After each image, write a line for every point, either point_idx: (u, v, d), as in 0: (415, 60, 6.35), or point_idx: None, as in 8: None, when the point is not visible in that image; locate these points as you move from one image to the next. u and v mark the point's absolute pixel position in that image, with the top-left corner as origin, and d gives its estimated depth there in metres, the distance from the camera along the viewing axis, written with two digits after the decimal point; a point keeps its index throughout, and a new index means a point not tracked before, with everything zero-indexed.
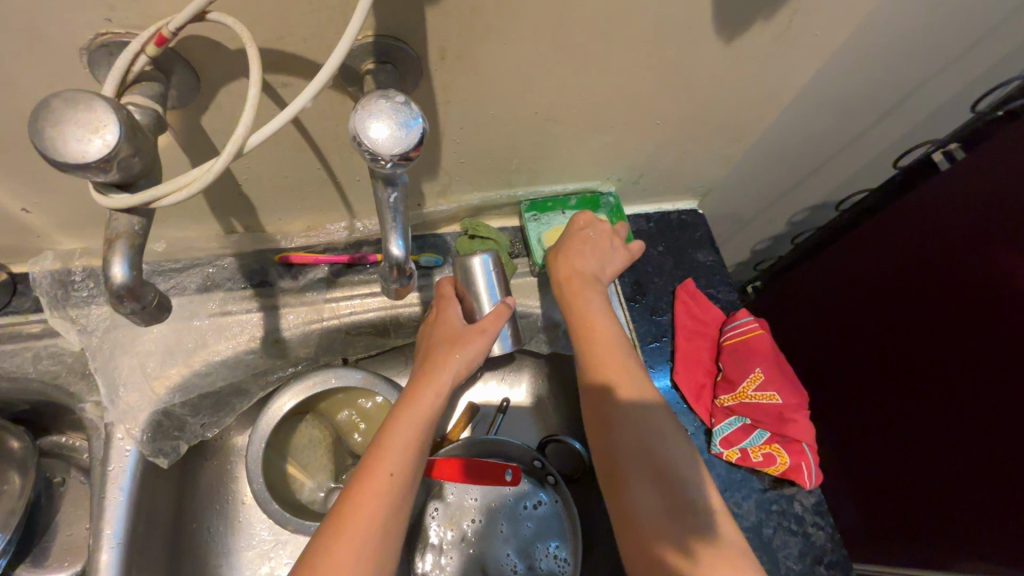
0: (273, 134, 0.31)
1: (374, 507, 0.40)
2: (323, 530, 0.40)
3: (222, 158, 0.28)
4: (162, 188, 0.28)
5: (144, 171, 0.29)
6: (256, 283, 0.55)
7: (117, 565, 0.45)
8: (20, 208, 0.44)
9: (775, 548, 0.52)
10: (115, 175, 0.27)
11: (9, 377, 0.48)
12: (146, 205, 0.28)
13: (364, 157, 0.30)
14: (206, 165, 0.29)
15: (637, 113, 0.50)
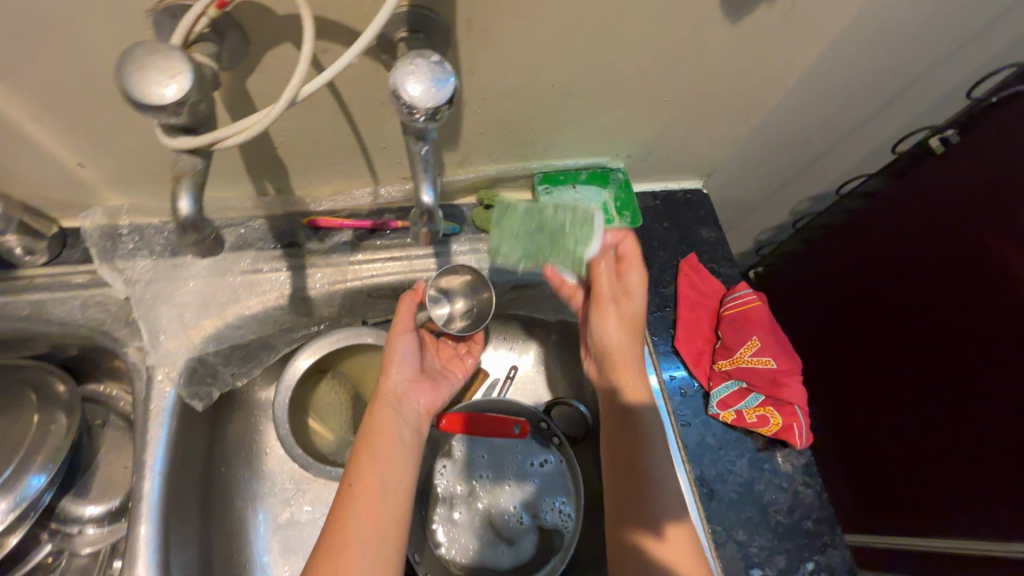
0: (320, 88, 0.35)
1: (360, 515, 0.48)
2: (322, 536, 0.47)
3: (279, 105, 0.32)
4: (225, 130, 0.31)
5: (206, 118, 0.32)
6: (286, 243, 0.58)
7: (158, 492, 0.49)
8: (77, 163, 0.47)
9: (766, 502, 0.56)
10: (184, 119, 0.31)
11: (60, 322, 0.53)
12: (209, 147, 0.32)
13: (401, 111, 0.33)
14: (264, 113, 0.33)
15: (647, 89, 0.54)
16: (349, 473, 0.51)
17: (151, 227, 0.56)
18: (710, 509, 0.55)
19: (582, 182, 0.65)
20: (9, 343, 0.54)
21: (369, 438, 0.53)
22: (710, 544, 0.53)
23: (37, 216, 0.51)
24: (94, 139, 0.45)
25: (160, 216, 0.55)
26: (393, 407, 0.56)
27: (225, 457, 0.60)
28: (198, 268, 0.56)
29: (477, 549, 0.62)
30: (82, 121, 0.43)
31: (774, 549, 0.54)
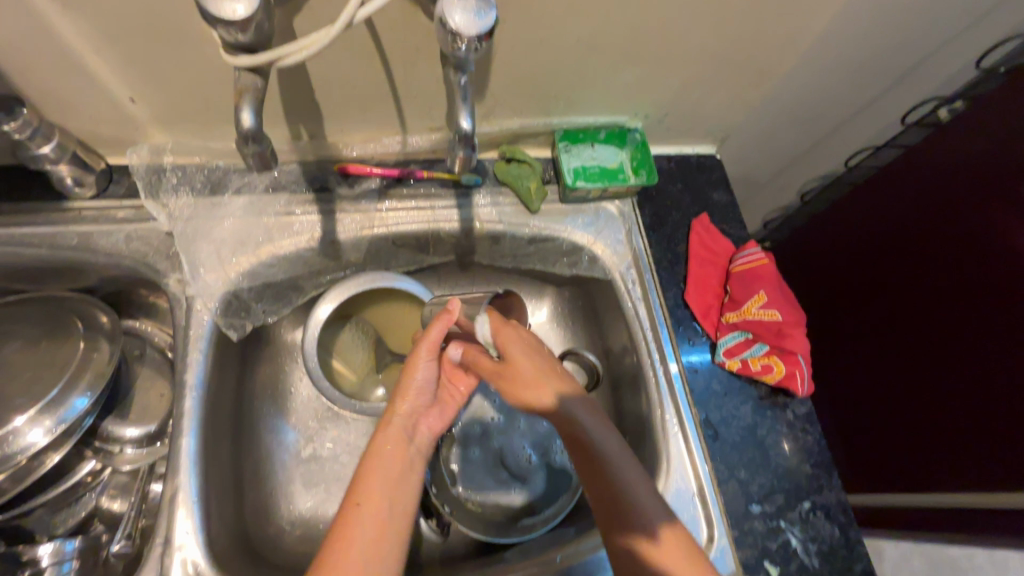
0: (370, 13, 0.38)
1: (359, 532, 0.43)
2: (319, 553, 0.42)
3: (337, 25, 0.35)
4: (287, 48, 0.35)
5: (265, 39, 0.35)
6: (317, 187, 0.61)
7: (198, 410, 0.53)
8: (128, 97, 0.51)
9: (768, 446, 0.59)
10: (248, 36, 0.34)
11: (106, 253, 0.56)
12: (272, 65, 0.36)
13: (445, 37, 0.36)
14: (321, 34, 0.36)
15: (668, 46, 0.56)
16: (354, 492, 0.46)
17: (193, 167, 0.59)
18: (713, 449, 0.58)
19: (601, 140, 0.67)
20: (57, 272, 0.58)
21: (375, 460, 0.49)
22: (711, 484, 0.56)
23: (87, 150, 0.55)
24: (146, 74, 0.48)
25: (202, 155, 0.59)
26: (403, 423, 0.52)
27: (255, 391, 0.63)
28: (235, 207, 0.59)
29: (491, 487, 0.65)
30: (137, 55, 0.46)
31: (774, 488, 0.57)
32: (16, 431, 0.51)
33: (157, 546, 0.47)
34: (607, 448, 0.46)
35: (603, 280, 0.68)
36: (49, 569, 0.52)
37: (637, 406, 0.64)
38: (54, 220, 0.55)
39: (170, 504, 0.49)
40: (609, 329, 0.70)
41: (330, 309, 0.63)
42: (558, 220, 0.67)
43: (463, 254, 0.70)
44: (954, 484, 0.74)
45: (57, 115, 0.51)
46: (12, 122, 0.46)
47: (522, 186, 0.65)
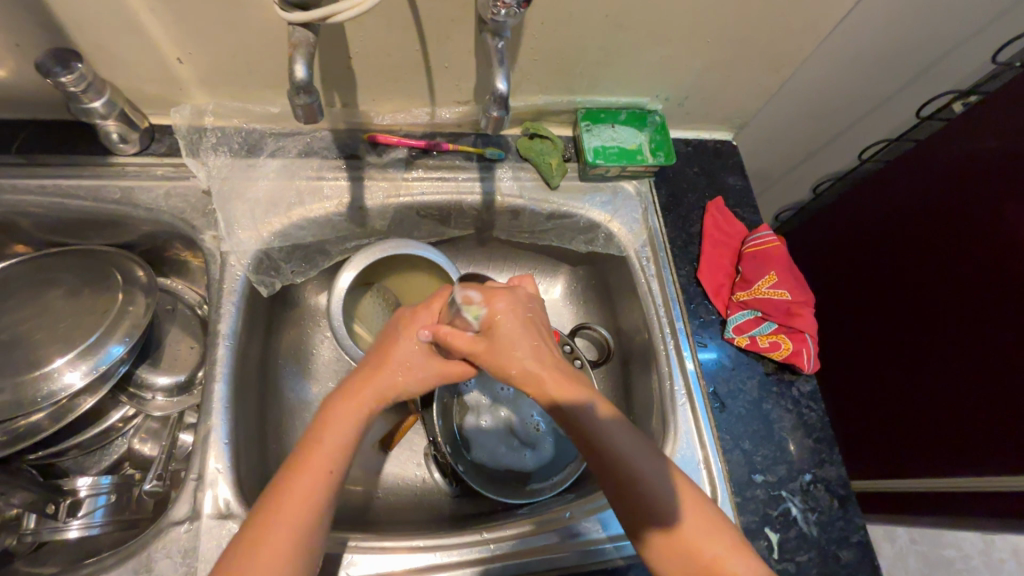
0: None
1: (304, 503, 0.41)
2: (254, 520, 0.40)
3: None
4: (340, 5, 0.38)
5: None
6: (348, 154, 0.64)
7: (231, 358, 0.56)
8: (177, 57, 0.53)
9: (773, 419, 0.61)
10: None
11: (146, 207, 0.59)
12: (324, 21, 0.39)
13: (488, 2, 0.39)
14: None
15: (692, 28, 0.58)
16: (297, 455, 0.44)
17: (231, 129, 0.62)
18: (720, 420, 0.60)
19: (621, 121, 0.69)
20: (98, 225, 0.60)
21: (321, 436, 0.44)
22: (717, 453, 0.59)
23: (133, 108, 0.57)
24: (195, 36, 0.51)
25: (240, 117, 0.62)
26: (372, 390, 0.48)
27: (281, 348, 0.66)
28: (270, 169, 0.62)
29: (503, 453, 0.66)
30: (188, 17, 0.49)
31: (777, 459, 0.59)
32: (55, 372, 0.52)
33: (190, 481, 0.50)
34: (615, 432, 0.46)
35: (618, 257, 0.70)
36: (86, 500, 0.55)
37: (646, 379, 0.66)
38: (100, 174, 0.59)
39: (203, 443, 0.52)
40: (622, 306, 0.72)
41: (350, 277, 0.64)
42: (577, 197, 0.69)
43: (483, 228, 0.72)
44: (951, 468, 0.76)
45: (109, 71, 0.54)
46: (69, 75, 0.48)
47: (543, 162, 0.67)
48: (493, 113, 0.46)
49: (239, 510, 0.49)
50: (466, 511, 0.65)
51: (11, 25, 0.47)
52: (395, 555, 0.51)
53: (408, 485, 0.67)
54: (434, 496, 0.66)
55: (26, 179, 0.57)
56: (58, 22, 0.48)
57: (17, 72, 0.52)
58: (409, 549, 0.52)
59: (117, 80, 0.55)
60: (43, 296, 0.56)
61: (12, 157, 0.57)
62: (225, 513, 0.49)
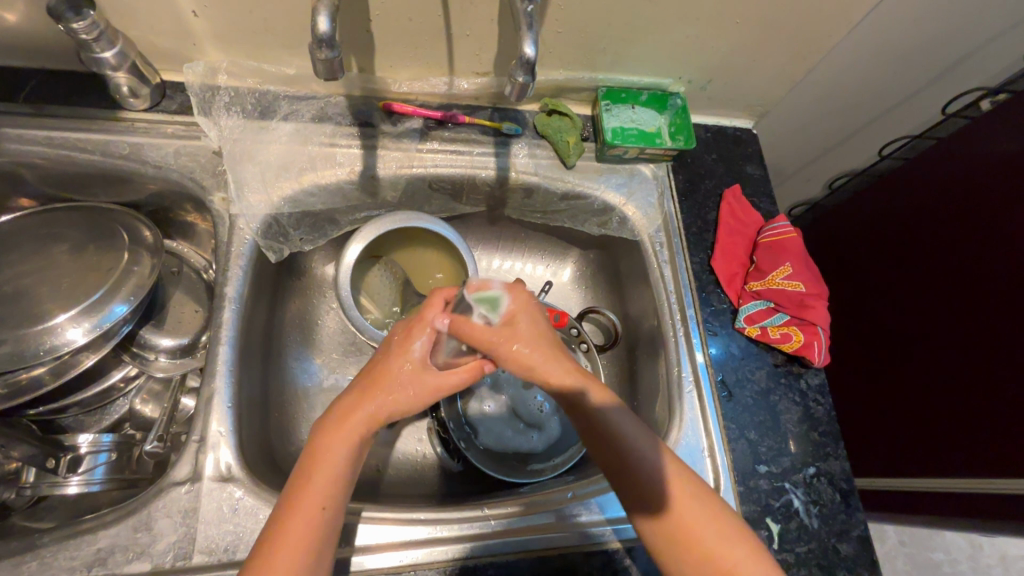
0: None
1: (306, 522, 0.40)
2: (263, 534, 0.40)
3: None
4: None
5: None
6: (362, 122, 0.63)
7: (235, 322, 0.55)
8: (192, 11, 0.52)
9: (780, 410, 0.61)
10: None
11: (156, 164, 0.58)
12: None
13: None
14: None
15: (722, 8, 0.56)
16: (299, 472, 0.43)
17: (245, 89, 0.61)
18: (726, 409, 0.60)
19: (642, 102, 0.68)
20: (106, 182, 0.59)
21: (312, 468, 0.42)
22: (721, 442, 0.58)
23: (145, 62, 0.56)
24: None
25: (254, 78, 0.60)
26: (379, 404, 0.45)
27: (287, 317, 0.65)
28: (283, 133, 0.61)
29: (510, 437, 0.66)
30: None
31: (782, 450, 0.59)
32: (58, 327, 0.51)
33: (192, 443, 0.50)
34: (615, 420, 0.47)
35: (631, 241, 0.69)
36: (86, 457, 0.55)
37: (653, 365, 0.65)
38: (109, 128, 0.57)
39: (206, 406, 0.51)
40: (631, 292, 0.71)
41: (358, 250, 0.61)
42: (592, 178, 0.68)
43: (495, 205, 0.71)
44: (950, 468, 0.77)
45: (121, 21, 0.53)
46: (81, 22, 0.47)
47: (561, 140, 0.65)
48: (519, 79, 0.45)
49: (240, 473, 0.49)
50: (466, 489, 0.65)
51: None
52: (395, 527, 0.51)
53: (409, 460, 0.67)
54: (434, 472, 0.66)
55: (34, 129, 0.55)
56: None
57: (28, 18, 0.51)
58: (410, 520, 0.52)
59: (129, 31, 0.54)
60: (48, 250, 0.55)
61: (20, 106, 0.56)
62: (227, 477, 0.49)
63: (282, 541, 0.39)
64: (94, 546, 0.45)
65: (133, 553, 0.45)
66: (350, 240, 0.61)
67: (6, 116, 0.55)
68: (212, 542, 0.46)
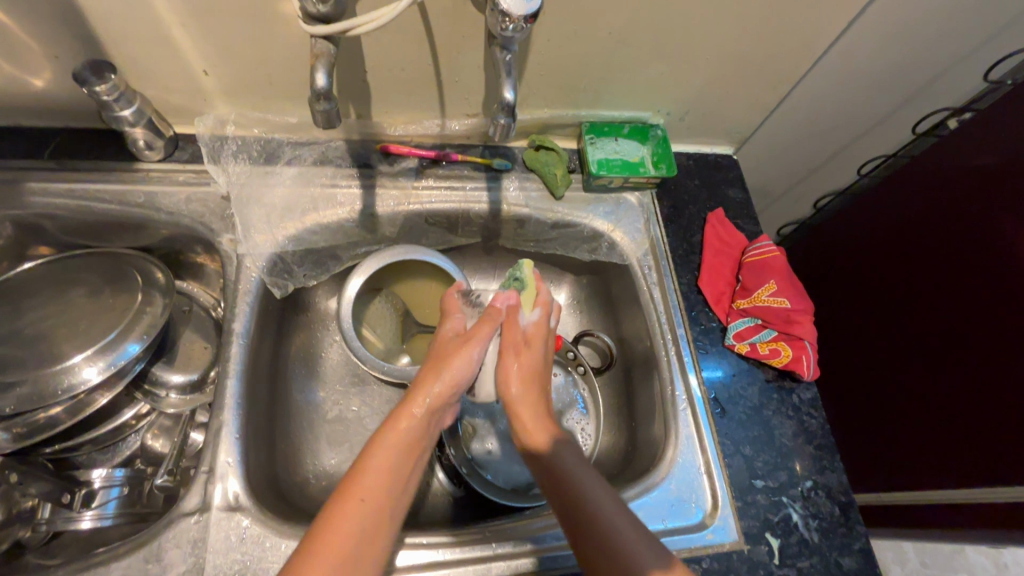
0: None
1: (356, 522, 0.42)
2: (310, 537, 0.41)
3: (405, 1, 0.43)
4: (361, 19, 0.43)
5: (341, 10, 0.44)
6: (361, 163, 0.67)
7: (243, 356, 0.57)
8: (203, 70, 0.56)
9: (773, 425, 0.62)
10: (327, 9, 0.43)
11: (169, 211, 0.62)
12: (346, 33, 0.44)
13: (498, 16, 0.43)
14: (392, 7, 0.44)
15: (692, 45, 0.60)
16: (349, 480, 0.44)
17: (251, 138, 0.65)
18: (721, 425, 0.61)
19: (624, 135, 0.72)
20: (121, 229, 0.63)
21: (351, 495, 0.43)
22: (717, 458, 0.59)
23: (160, 118, 0.61)
24: (222, 50, 0.54)
25: (260, 127, 0.65)
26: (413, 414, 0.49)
27: (291, 350, 0.68)
28: (287, 177, 0.65)
29: (519, 472, 0.67)
30: (215, 34, 0.52)
31: (777, 465, 0.60)
32: (75, 366, 0.53)
33: (201, 475, 0.52)
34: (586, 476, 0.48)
35: (620, 266, 0.72)
36: (100, 492, 0.58)
37: (647, 384, 0.67)
38: (126, 178, 0.62)
39: (215, 437, 0.53)
40: (624, 314, 0.73)
41: (359, 283, 0.64)
42: (581, 207, 0.71)
43: (489, 236, 0.74)
44: (942, 478, 0.77)
45: (140, 82, 0.58)
46: (102, 85, 0.52)
47: (549, 173, 0.69)
48: (501, 120, 0.49)
49: (247, 502, 0.51)
50: (469, 514, 0.66)
51: (53, 38, 0.51)
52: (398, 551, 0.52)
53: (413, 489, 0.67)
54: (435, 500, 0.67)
55: (56, 182, 0.59)
56: (97, 36, 0.51)
57: (55, 82, 0.56)
58: (414, 546, 0.53)
59: (146, 90, 0.59)
60: (68, 293, 0.58)
61: (44, 161, 0.61)
62: (234, 506, 0.51)
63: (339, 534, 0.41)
64: None
65: None
66: (351, 274, 0.64)
67: (31, 171, 0.60)
68: (221, 571, 0.48)
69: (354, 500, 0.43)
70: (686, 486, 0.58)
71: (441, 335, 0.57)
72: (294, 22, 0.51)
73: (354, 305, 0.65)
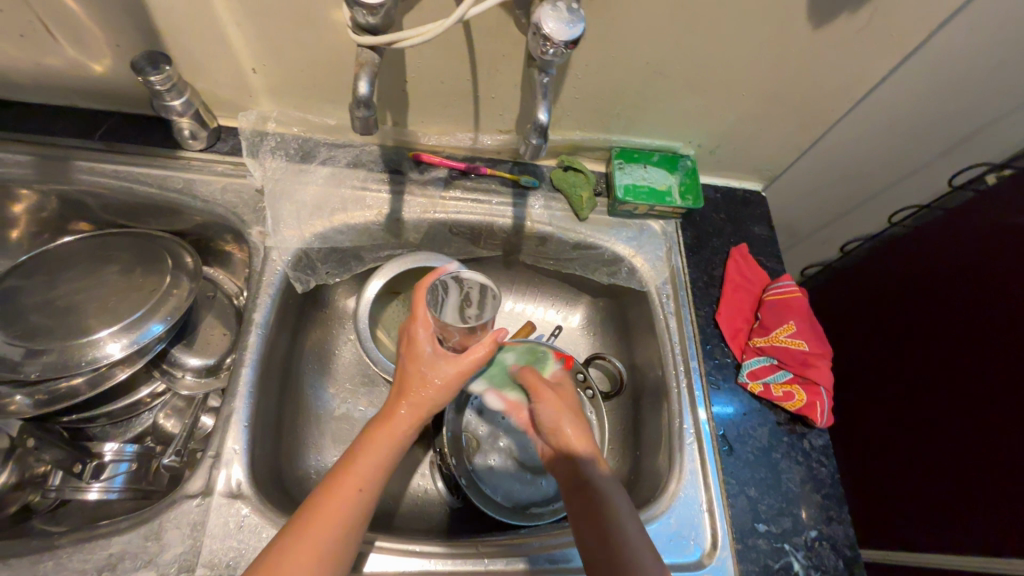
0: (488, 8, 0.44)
1: (343, 511, 0.43)
2: (294, 522, 0.43)
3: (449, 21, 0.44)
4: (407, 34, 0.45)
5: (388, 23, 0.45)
6: (392, 169, 0.69)
7: (260, 346, 0.59)
8: (252, 68, 0.59)
9: (781, 468, 0.61)
10: (374, 21, 0.44)
11: (204, 199, 0.64)
12: (390, 45, 0.45)
13: (538, 42, 0.44)
14: (438, 25, 0.45)
15: (728, 81, 0.61)
16: (337, 472, 0.46)
17: (290, 136, 0.67)
18: (727, 464, 0.60)
19: (653, 163, 0.72)
20: (158, 212, 0.66)
21: (338, 483, 0.45)
22: (721, 497, 0.58)
23: (206, 109, 0.63)
24: (272, 51, 0.56)
25: (300, 127, 0.67)
26: (404, 423, 0.49)
27: (306, 345, 0.69)
28: (320, 176, 0.67)
29: (519, 490, 0.65)
30: (266, 35, 0.54)
31: (782, 510, 0.59)
32: (100, 341, 0.55)
33: (207, 459, 0.53)
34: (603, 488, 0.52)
35: (638, 292, 0.72)
36: (109, 465, 0.58)
37: (655, 414, 0.66)
38: (168, 165, 0.64)
39: (223, 424, 0.54)
40: (638, 341, 0.73)
41: (378, 285, 0.66)
42: (604, 230, 0.72)
43: (510, 250, 0.74)
44: (950, 541, 0.74)
45: (191, 75, 0.60)
46: (158, 76, 0.54)
47: (575, 193, 0.70)
48: (533, 141, 0.50)
49: (249, 491, 0.52)
50: (464, 527, 0.65)
51: (117, 28, 0.53)
52: (391, 557, 0.52)
53: (411, 495, 0.67)
54: (432, 508, 0.67)
55: (103, 162, 0.62)
56: (157, 30, 0.54)
57: (113, 69, 0.59)
58: (405, 552, 0.53)
59: (196, 83, 0.61)
60: (101, 269, 0.61)
61: (94, 142, 0.63)
62: (236, 493, 0.51)
63: (322, 520, 0.42)
64: (106, 550, 0.47)
65: (141, 560, 0.47)
66: (372, 276, 0.65)
67: (81, 150, 0.62)
68: (216, 556, 0.48)
69: (343, 491, 0.44)
70: (685, 522, 0.57)
71: (414, 360, 0.51)
72: (344, 30, 0.53)
73: (372, 305, 0.66)
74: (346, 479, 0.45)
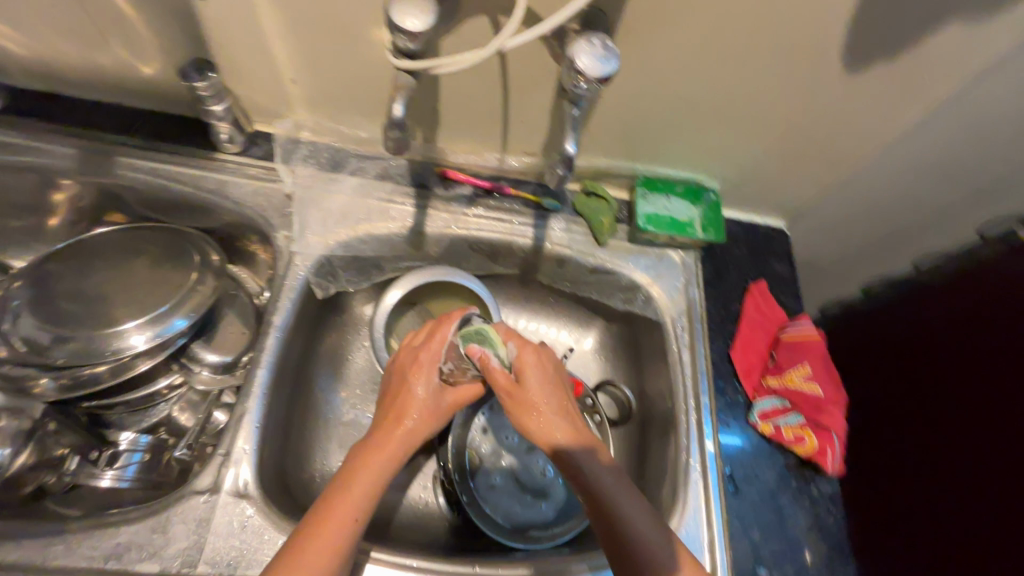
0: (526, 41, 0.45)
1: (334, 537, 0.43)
2: (285, 548, 0.42)
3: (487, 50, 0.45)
4: (445, 60, 0.46)
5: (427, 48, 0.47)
6: (418, 184, 0.70)
7: (277, 348, 0.60)
8: (292, 79, 0.61)
9: (787, 513, 0.60)
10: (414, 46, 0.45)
11: (235, 200, 0.66)
12: (427, 70, 0.46)
13: (572, 75, 0.45)
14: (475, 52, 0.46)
15: (757, 118, 0.61)
16: (329, 497, 0.45)
17: (322, 145, 0.69)
18: (731, 504, 0.60)
19: (677, 193, 0.71)
20: (189, 210, 0.68)
21: (329, 509, 0.44)
22: (724, 538, 0.57)
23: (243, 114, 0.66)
24: (313, 64, 0.58)
25: (333, 137, 0.69)
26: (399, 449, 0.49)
27: (320, 349, 0.70)
28: (348, 186, 0.69)
29: (519, 512, 0.66)
30: (309, 49, 0.56)
31: (784, 556, 0.58)
32: (125, 332, 0.57)
33: (217, 456, 0.54)
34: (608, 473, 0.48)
35: (653, 321, 0.71)
36: (123, 454, 0.60)
37: (662, 446, 0.65)
38: (203, 165, 0.66)
39: (236, 423, 0.55)
40: (649, 370, 0.72)
41: (397, 295, 0.67)
42: (623, 257, 0.72)
43: (528, 270, 0.75)
44: None
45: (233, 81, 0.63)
46: (201, 80, 0.57)
47: (596, 219, 0.70)
48: (559, 169, 0.51)
49: (254, 491, 0.53)
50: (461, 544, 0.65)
51: (169, 34, 0.56)
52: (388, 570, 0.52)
53: (413, 507, 0.67)
54: (431, 522, 0.67)
55: (142, 159, 0.64)
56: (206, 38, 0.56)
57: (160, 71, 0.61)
58: (402, 566, 0.53)
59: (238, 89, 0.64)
60: (131, 261, 0.63)
61: (134, 139, 0.66)
62: (242, 493, 0.52)
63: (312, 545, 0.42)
64: (114, 539, 0.48)
65: (146, 551, 0.48)
66: (390, 287, 0.66)
67: (122, 146, 0.65)
68: (218, 554, 0.49)
69: (334, 518, 0.44)
70: None
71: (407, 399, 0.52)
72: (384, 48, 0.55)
73: (389, 315, 0.67)
74: (337, 503, 0.45)
